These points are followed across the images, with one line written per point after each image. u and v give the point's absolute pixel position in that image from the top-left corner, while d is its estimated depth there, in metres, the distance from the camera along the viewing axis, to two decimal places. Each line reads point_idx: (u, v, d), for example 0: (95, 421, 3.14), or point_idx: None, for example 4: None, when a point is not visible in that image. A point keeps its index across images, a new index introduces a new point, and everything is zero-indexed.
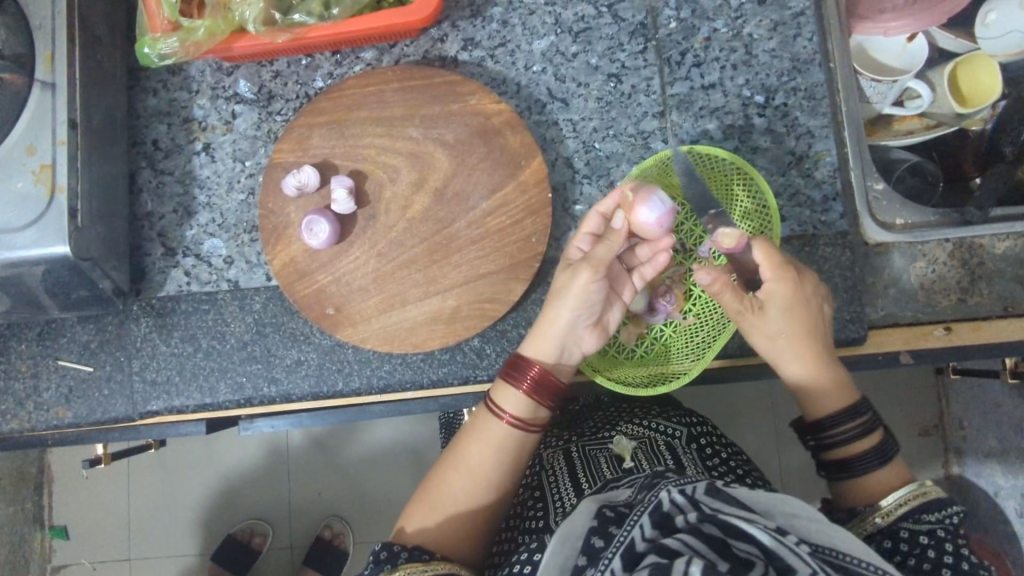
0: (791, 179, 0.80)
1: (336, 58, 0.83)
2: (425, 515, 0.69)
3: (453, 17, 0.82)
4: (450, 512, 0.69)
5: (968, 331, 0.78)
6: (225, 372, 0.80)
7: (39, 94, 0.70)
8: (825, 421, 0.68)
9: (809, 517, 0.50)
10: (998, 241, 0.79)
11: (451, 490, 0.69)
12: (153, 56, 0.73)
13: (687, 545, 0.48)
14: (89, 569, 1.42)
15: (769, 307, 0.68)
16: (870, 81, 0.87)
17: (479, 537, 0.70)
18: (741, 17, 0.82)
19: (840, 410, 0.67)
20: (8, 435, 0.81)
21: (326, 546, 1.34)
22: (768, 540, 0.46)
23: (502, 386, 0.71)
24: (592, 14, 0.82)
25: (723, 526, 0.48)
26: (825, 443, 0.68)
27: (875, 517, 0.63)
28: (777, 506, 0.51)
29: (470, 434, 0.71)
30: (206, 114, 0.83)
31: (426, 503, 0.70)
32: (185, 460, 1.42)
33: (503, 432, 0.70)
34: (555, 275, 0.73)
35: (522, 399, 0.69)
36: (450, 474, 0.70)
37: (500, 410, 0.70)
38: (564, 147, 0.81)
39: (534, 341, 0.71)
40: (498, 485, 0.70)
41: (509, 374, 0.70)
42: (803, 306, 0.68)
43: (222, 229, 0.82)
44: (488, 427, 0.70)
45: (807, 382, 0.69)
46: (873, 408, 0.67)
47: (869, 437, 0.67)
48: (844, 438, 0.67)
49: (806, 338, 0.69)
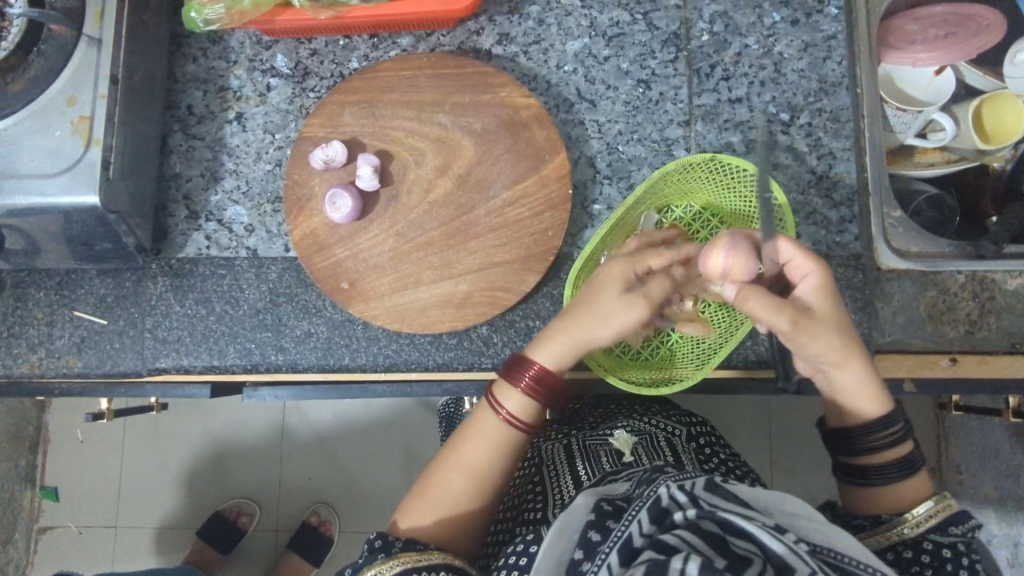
0: (809, 198, 0.81)
1: (373, 42, 0.85)
2: (419, 510, 0.68)
3: (491, 12, 0.84)
4: (446, 507, 0.68)
5: (973, 364, 0.78)
6: (235, 337, 0.81)
7: (85, 48, 0.72)
8: (859, 429, 0.65)
9: (809, 519, 0.51)
10: (1011, 277, 0.79)
11: (449, 486, 0.69)
12: (199, 20, 0.75)
13: (685, 541, 0.48)
14: (76, 533, 1.43)
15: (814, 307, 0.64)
16: (894, 110, 0.89)
17: (476, 533, 0.70)
18: (773, 35, 0.83)
19: (878, 418, 0.65)
20: (18, 380, 0.83)
21: (312, 533, 1.34)
22: (772, 543, 0.47)
23: (505, 384, 0.70)
24: (627, 21, 0.84)
25: (723, 523, 0.49)
26: (852, 450, 0.66)
27: (903, 527, 0.61)
28: (777, 504, 0.52)
29: (469, 430, 0.70)
30: (242, 85, 0.85)
31: (420, 498, 0.69)
32: (183, 431, 1.43)
33: (505, 429, 0.69)
34: (590, 296, 0.68)
35: (531, 398, 0.69)
36: (447, 468, 0.70)
37: (507, 410, 0.69)
38: (588, 146, 0.83)
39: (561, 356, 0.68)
40: (495, 479, 0.70)
41: (514, 377, 0.69)
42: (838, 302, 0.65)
43: (246, 197, 0.84)
44: (491, 425, 0.69)
45: (861, 389, 0.65)
46: (906, 416, 0.65)
47: (900, 447, 0.65)
48: (873, 447, 0.65)
49: (856, 340, 0.64)
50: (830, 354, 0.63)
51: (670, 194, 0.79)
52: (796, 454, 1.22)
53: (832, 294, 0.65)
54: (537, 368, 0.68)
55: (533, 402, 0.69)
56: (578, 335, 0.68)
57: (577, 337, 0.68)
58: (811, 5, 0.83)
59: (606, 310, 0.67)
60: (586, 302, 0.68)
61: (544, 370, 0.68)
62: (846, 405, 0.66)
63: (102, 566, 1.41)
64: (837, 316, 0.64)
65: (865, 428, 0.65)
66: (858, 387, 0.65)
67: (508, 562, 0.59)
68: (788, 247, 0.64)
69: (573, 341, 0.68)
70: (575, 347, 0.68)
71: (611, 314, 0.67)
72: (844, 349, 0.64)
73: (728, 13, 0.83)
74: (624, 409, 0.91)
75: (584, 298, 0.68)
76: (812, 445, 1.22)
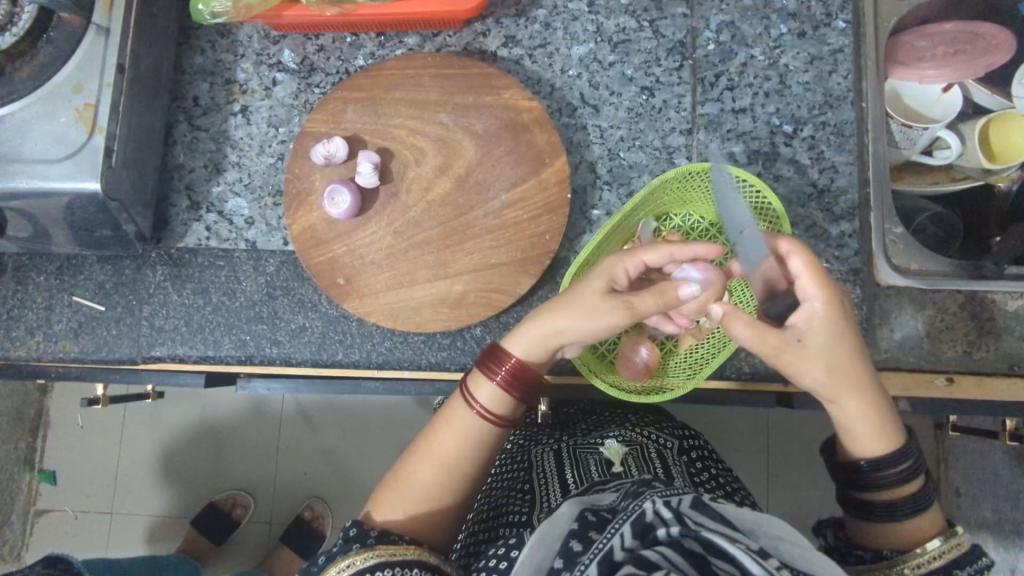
0: (809, 211, 0.80)
1: (380, 40, 0.85)
2: (390, 503, 0.67)
3: (498, 14, 0.85)
4: (417, 500, 0.67)
5: (969, 385, 0.78)
6: (230, 328, 0.81)
7: (94, 36, 0.73)
8: (871, 464, 0.62)
9: (794, 543, 0.51)
10: (1011, 299, 0.78)
11: (420, 478, 0.68)
12: (206, 12, 0.76)
13: (667, 559, 0.48)
14: (70, 517, 1.43)
15: (808, 340, 0.60)
16: (900, 126, 0.88)
17: (449, 528, 0.69)
18: (780, 47, 0.83)
19: (892, 452, 0.62)
20: (16, 362, 0.83)
21: (304, 527, 1.34)
22: (755, 569, 0.46)
23: (481, 377, 0.70)
24: (634, 27, 0.84)
25: (706, 544, 0.49)
26: (862, 484, 0.63)
27: (903, 568, 0.60)
28: (762, 526, 0.52)
29: (441, 422, 0.70)
30: (248, 78, 0.86)
31: (392, 491, 0.68)
32: (179, 419, 1.43)
33: (477, 423, 0.69)
34: (577, 294, 0.66)
35: (505, 392, 0.68)
36: (419, 460, 0.69)
37: (481, 405, 0.68)
38: (589, 152, 0.83)
39: (527, 343, 0.68)
40: (469, 474, 0.69)
41: (490, 369, 0.69)
42: (846, 328, 0.61)
43: (247, 190, 0.84)
44: (463, 418, 0.69)
45: (863, 425, 0.62)
46: (919, 452, 0.62)
47: (914, 482, 0.62)
48: (884, 484, 0.62)
49: (860, 374, 0.61)
50: (821, 382, 0.61)
51: (670, 201, 0.79)
52: (791, 469, 1.21)
53: (840, 317, 0.61)
54: (513, 361, 0.68)
55: (507, 397, 0.69)
56: (546, 323, 0.67)
57: (554, 331, 0.67)
58: (819, 17, 0.83)
59: (579, 302, 0.66)
60: (568, 294, 0.67)
61: (520, 363, 0.68)
62: (850, 437, 0.63)
63: (95, 551, 1.41)
64: (838, 341, 0.60)
65: (877, 463, 0.61)
66: (862, 418, 0.62)
67: (487, 565, 0.58)
68: (796, 262, 0.62)
69: (546, 333, 0.67)
70: (552, 340, 0.67)
71: (589, 311, 0.65)
72: (837, 379, 0.61)
73: (735, 23, 0.83)
74: (617, 418, 0.92)
75: (569, 290, 0.68)
76: (807, 460, 1.21)
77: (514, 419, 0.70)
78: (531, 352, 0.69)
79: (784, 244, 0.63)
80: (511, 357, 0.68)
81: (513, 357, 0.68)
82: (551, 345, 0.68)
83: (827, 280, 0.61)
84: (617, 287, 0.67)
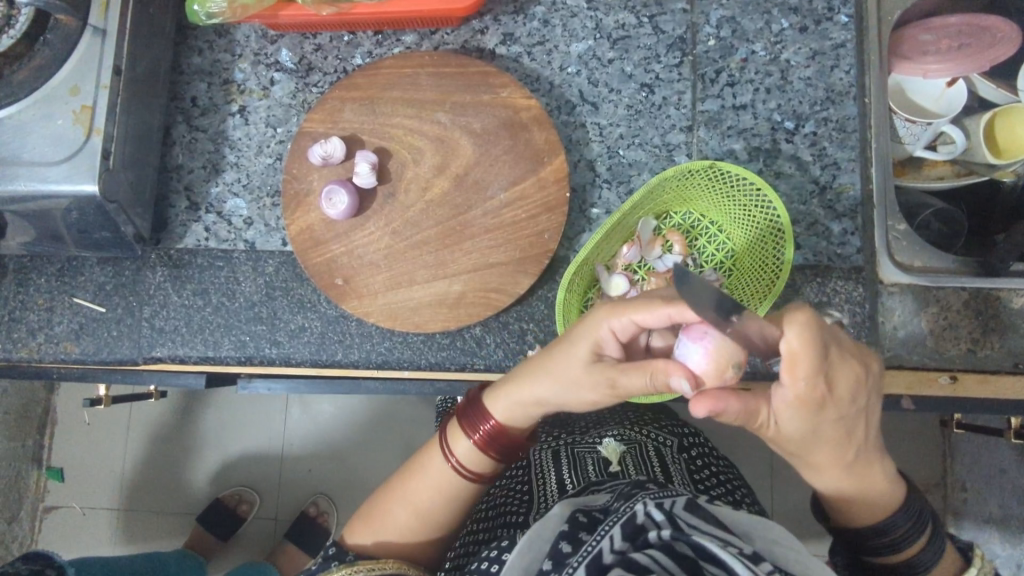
0: (811, 209, 0.79)
1: (377, 38, 0.85)
2: (365, 531, 0.73)
3: (496, 11, 0.84)
4: (391, 536, 0.72)
5: (974, 382, 0.77)
6: (230, 329, 0.82)
7: (90, 38, 0.73)
8: (873, 531, 0.62)
9: (788, 547, 0.54)
10: (1016, 296, 0.77)
11: (394, 518, 0.72)
12: (202, 13, 0.76)
13: (657, 562, 0.51)
14: (77, 514, 1.45)
15: (782, 415, 0.54)
16: (904, 120, 0.87)
17: (422, 560, 0.74)
18: (781, 42, 0.82)
19: (891, 514, 0.62)
20: (18, 363, 0.84)
21: (310, 523, 1.35)
22: (741, 570, 0.47)
23: (460, 433, 0.71)
24: (633, 24, 0.83)
25: (696, 548, 0.51)
26: (870, 548, 0.63)
27: None
28: (758, 531, 0.56)
29: (419, 470, 0.73)
30: (246, 78, 0.85)
31: (369, 518, 0.74)
32: (183, 419, 1.44)
33: (450, 475, 0.71)
34: (559, 351, 0.63)
35: (481, 452, 0.70)
36: (395, 492, 0.73)
37: (456, 460, 0.71)
38: (588, 149, 0.82)
39: (505, 406, 0.68)
40: (442, 520, 0.73)
41: (470, 428, 0.69)
42: (829, 415, 0.54)
43: (246, 190, 0.84)
44: (438, 471, 0.72)
45: (849, 493, 0.61)
46: (918, 503, 0.63)
47: (921, 534, 0.62)
48: (895, 545, 0.62)
49: (840, 454, 0.58)
50: (804, 457, 0.59)
51: (670, 199, 0.78)
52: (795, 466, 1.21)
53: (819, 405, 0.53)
54: (491, 424, 0.68)
55: (484, 456, 0.70)
56: (524, 384, 0.66)
57: (541, 398, 0.65)
58: (821, 12, 0.82)
59: (554, 361, 0.63)
60: (557, 357, 0.63)
61: (496, 428, 0.68)
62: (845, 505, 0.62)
63: (100, 549, 1.42)
64: (819, 430, 0.55)
65: (879, 529, 0.62)
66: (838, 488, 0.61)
67: (479, 567, 0.60)
68: (793, 344, 0.49)
69: (526, 398, 0.66)
70: (534, 406, 0.66)
71: (574, 383, 0.62)
72: (818, 457, 0.58)
73: (736, 18, 0.82)
74: (618, 417, 0.94)
75: (562, 351, 0.63)
76: None
77: (491, 475, 0.72)
78: (510, 414, 0.68)
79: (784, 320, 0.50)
80: (490, 419, 0.68)
81: (492, 419, 0.68)
82: (532, 411, 0.67)
83: (822, 370, 0.51)
84: (606, 348, 0.61)
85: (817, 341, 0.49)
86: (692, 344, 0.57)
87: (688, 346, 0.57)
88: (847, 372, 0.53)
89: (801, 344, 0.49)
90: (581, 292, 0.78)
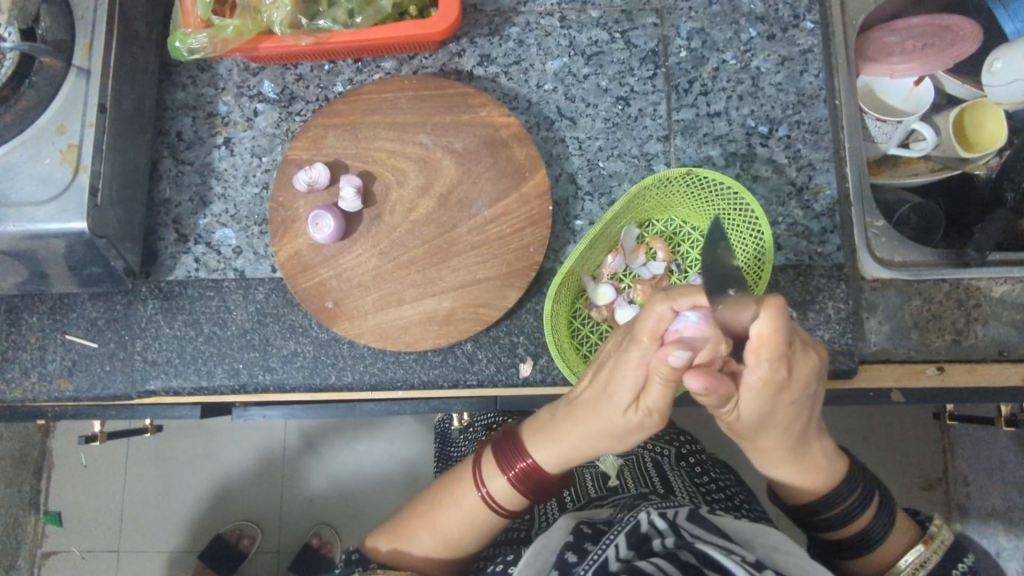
0: (790, 210, 0.81)
1: (357, 66, 0.87)
2: (386, 543, 0.74)
3: (472, 34, 0.86)
4: (414, 557, 0.73)
5: (961, 371, 0.78)
6: (223, 357, 0.82)
7: (75, 79, 0.74)
8: (823, 505, 0.69)
9: (790, 553, 0.57)
10: (995, 285, 0.78)
11: (419, 541, 0.73)
12: (183, 49, 0.77)
13: (660, 569, 0.51)
14: (77, 559, 1.43)
15: (748, 398, 0.59)
16: (875, 120, 0.90)
17: None
18: (751, 50, 0.84)
19: (837, 487, 0.69)
20: (11, 403, 0.84)
21: (313, 555, 1.33)
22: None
23: (495, 467, 0.71)
24: (606, 40, 0.85)
25: (701, 556, 0.51)
26: (824, 524, 0.70)
27: None
28: (758, 539, 0.59)
29: (450, 498, 0.72)
30: (230, 110, 0.87)
31: (393, 535, 0.74)
32: (182, 455, 1.43)
33: (482, 509, 0.71)
34: (599, 395, 0.64)
35: (515, 489, 0.70)
36: (422, 517, 0.73)
37: (489, 493, 0.70)
38: (568, 163, 0.84)
39: (546, 447, 0.68)
40: (465, 549, 0.73)
41: (506, 463, 0.70)
42: (777, 402, 0.60)
43: (234, 220, 0.85)
44: (469, 504, 0.71)
45: (796, 475, 0.69)
46: (866, 479, 0.70)
47: (869, 506, 0.69)
48: (850, 515, 0.68)
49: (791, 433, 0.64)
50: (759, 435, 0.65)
51: (651, 208, 0.80)
52: None
53: (782, 385, 0.58)
54: (527, 462, 0.69)
55: (518, 494, 0.70)
56: (563, 428, 0.67)
57: (576, 436, 0.66)
58: (787, 20, 0.84)
59: (590, 403, 0.64)
60: (598, 399, 0.64)
61: (533, 466, 0.69)
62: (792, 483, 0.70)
63: None
64: (768, 411, 0.61)
65: (827, 504, 0.69)
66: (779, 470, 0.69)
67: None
68: (762, 329, 0.53)
69: (566, 444, 0.67)
70: (582, 452, 0.68)
71: (610, 421, 0.63)
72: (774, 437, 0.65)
73: (705, 29, 0.85)
74: None
75: (597, 394, 0.64)
76: None
77: (519, 512, 0.72)
78: (547, 457, 0.69)
79: (760, 304, 0.53)
80: (528, 456, 0.69)
81: (530, 457, 0.69)
82: (570, 456, 0.68)
83: (783, 358, 0.55)
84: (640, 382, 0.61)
85: (786, 328, 0.53)
86: (691, 315, 0.56)
87: (686, 320, 0.56)
88: (804, 362, 0.59)
89: (773, 326, 0.53)
90: (568, 304, 0.80)
